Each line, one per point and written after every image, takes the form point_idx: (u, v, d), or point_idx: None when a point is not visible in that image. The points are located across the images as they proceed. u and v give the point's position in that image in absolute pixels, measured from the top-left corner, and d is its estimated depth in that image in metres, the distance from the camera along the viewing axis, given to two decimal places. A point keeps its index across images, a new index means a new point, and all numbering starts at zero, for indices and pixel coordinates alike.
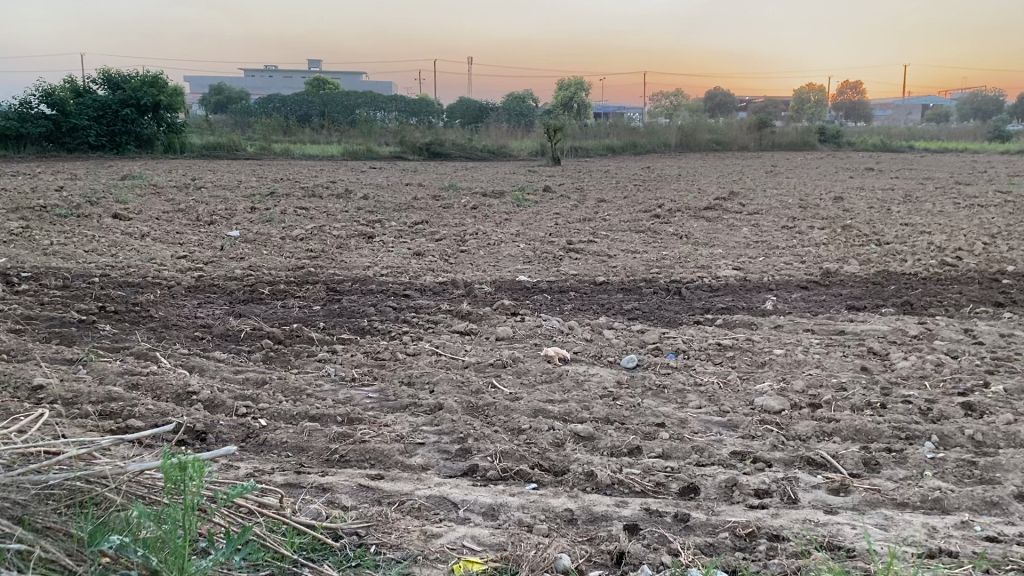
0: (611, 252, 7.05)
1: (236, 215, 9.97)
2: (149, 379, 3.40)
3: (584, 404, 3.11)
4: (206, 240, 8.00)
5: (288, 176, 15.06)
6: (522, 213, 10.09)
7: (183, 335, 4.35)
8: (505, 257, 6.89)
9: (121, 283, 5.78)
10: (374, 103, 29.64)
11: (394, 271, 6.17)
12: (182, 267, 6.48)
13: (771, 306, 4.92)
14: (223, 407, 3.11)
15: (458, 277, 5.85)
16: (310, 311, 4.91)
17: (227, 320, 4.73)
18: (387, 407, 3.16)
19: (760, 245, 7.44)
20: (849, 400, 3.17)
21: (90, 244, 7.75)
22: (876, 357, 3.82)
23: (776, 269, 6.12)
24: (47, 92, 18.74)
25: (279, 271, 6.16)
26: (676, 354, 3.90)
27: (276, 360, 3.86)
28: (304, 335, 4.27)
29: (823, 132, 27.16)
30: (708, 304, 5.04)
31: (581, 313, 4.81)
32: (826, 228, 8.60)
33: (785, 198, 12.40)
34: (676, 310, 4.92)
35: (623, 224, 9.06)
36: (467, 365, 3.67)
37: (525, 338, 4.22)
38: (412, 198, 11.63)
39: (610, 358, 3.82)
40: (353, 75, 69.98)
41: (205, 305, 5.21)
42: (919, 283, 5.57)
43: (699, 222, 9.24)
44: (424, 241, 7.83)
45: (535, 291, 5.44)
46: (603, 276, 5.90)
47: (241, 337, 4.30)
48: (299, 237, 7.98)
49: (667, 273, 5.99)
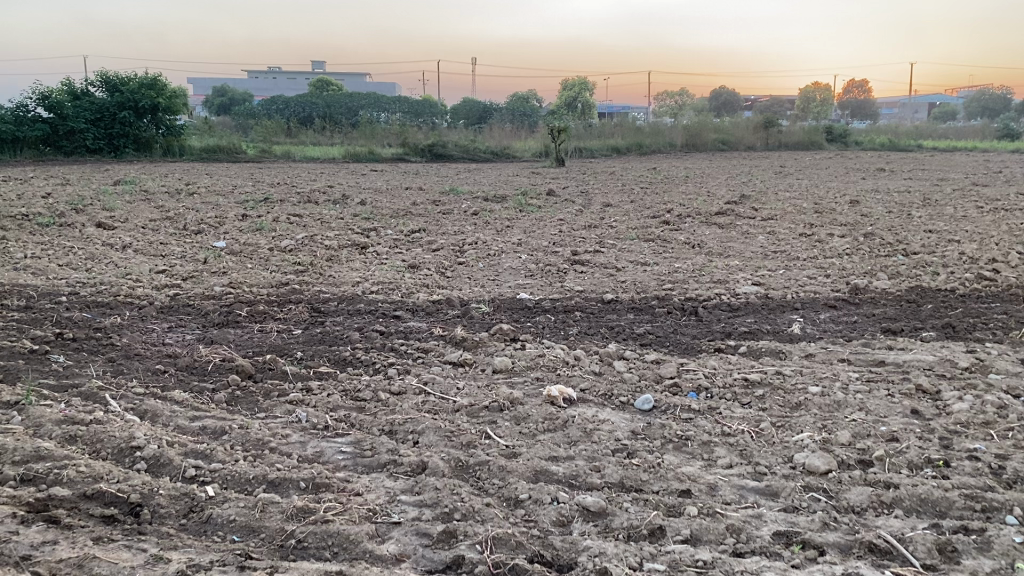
0: (619, 264, 6.58)
1: (225, 223, 9.52)
2: (88, 429, 2.93)
3: (594, 462, 2.64)
4: (190, 252, 7.55)
5: (284, 181, 14.60)
6: (526, 219, 9.62)
7: (142, 369, 3.88)
8: (505, 270, 6.42)
9: (87, 303, 5.32)
10: (376, 105, 29.22)
11: (385, 288, 5.70)
12: (158, 284, 6.02)
13: (799, 330, 4.44)
14: (168, 469, 2.65)
15: (454, 295, 5.38)
16: (289, 338, 4.44)
17: (197, 349, 4.27)
18: (361, 467, 2.69)
19: (778, 256, 6.97)
20: (906, 455, 2.69)
21: (64, 256, 7.30)
22: (928, 396, 3.34)
23: (798, 284, 5.65)
24: (42, 95, 18.30)
25: (261, 289, 5.70)
26: (698, 393, 3.42)
27: (241, 402, 3.39)
28: (277, 369, 3.79)
29: (831, 131, 26.72)
30: (729, 326, 4.56)
31: (587, 338, 4.34)
32: (847, 236, 8.13)
33: (799, 202, 11.94)
34: (693, 334, 4.44)
35: (631, 231, 8.60)
36: (458, 409, 3.20)
37: (526, 370, 3.75)
38: (410, 203, 11.16)
39: (623, 396, 3.35)
40: (356, 77, 69.65)
41: (175, 329, 4.75)
42: (958, 301, 5.09)
43: (711, 228, 8.77)
44: (421, 252, 7.37)
45: (538, 311, 4.97)
46: (612, 292, 5.43)
47: (208, 373, 3.84)
48: (288, 249, 7.52)
49: (681, 289, 5.52)
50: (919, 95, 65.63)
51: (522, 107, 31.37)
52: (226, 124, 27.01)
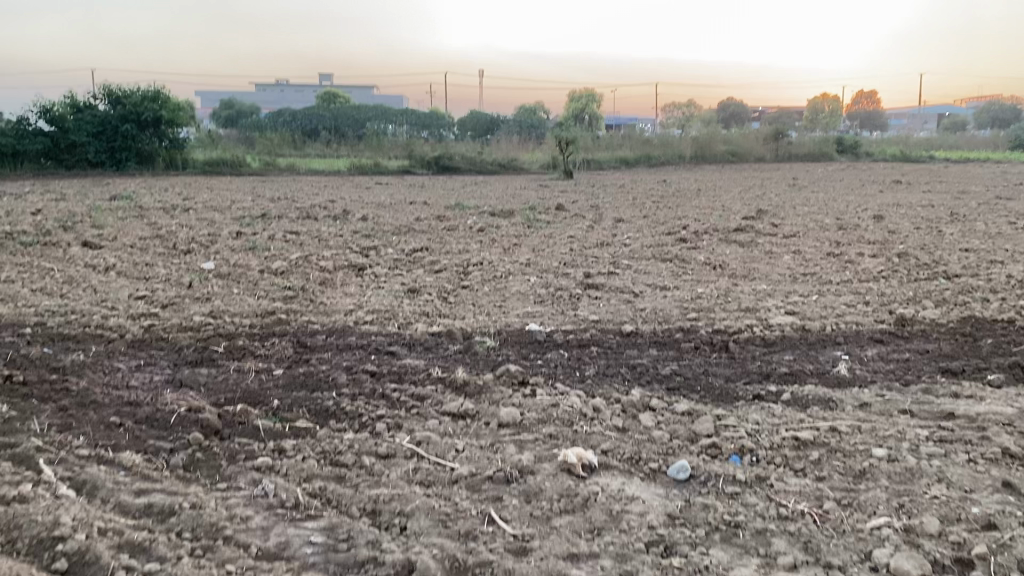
0: (636, 287, 6.07)
1: (218, 241, 9.04)
2: (5, 510, 2.42)
3: (624, 564, 2.13)
4: (176, 274, 7.07)
5: (285, 195, 14.11)
6: (533, 236, 9.11)
7: (94, 421, 3.37)
8: (512, 296, 5.90)
9: (50, 336, 4.82)
10: (383, 117, 28.82)
11: (380, 317, 5.18)
12: (135, 312, 5.52)
13: (847, 372, 3.91)
14: (94, 569, 2.15)
15: (456, 326, 4.86)
16: (267, 381, 3.92)
17: (161, 395, 3.76)
18: (336, 567, 2.19)
19: (808, 279, 6.44)
20: (1013, 552, 2.17)
21: (40, 279, 6.80)
22: (1017, 462, 2.80)
23: (836, 314, 5.11)
24: (44, 108, 17.94)
25: (244, 319, 5.19)
26: (741, 457, 2.89)
27: (202, 469, 2.88)
28: (248, 425, 3.28)
29: (842, 142, 26.22)
30: (765, 366, 4.03)
31: (606, 380, 3.81)
32: (879, 255, 7.61)
33: (819, 217, 11.43)
34: (726, 375, 3.91)
35: (646, 249, 8.10)
36: (456, 480, 2.68)
37: (536, 424, 3.23)
38: (413, 219, 10.67)
39: (652, 463, 2.83)
40: (364, 89, 69.48)
41: (143, 369, 4.23)
42: (1019, 335, 4.55)
43: (731, 246, 8.27)
44: (422, 274, 6.87)
45: (550, 346, 4.45)
46: (630, 322, 4.91)
47: (170, 427, 3.32)
48: (281, 272, 7.02)
49: (708, 318, 4.99)
50: (929, 106, 64.95)
51: (530, 119, 30.97)
52: (231, 137, 26.64)
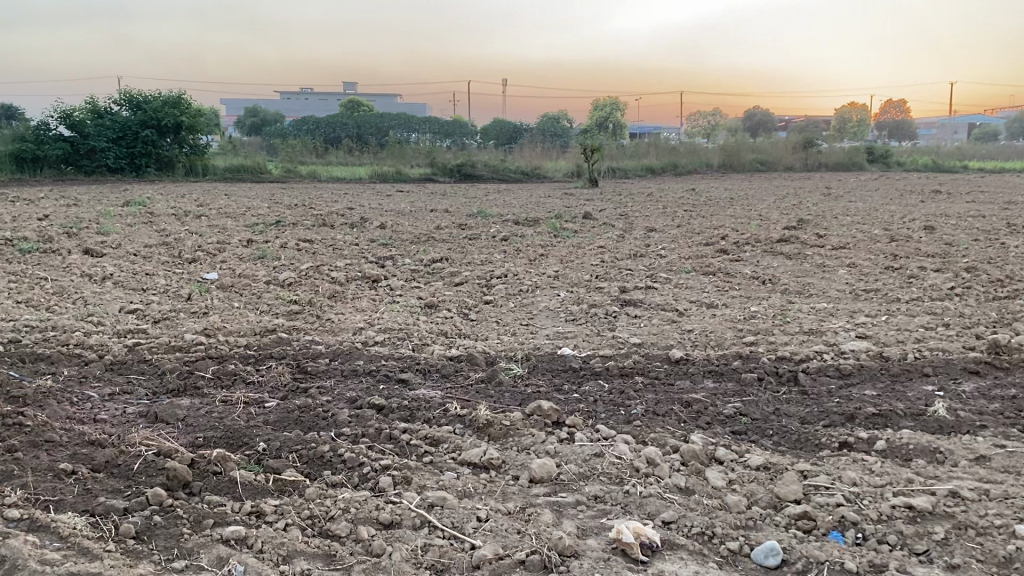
0: (680, 305, 5.43)
1: (226, 250, 8.51)
2: None
3: None
4: (176, 286, 6.53)
5: (303, 202, 13.63)
6: (562, 246, 8.48)
7: (42, 467, 2.78)
8: (539, 313, 5.28)
9: (20, 355, 4.24)
10: (407, 125, 28.36)
11: (393, 337, 4.58)
12: (122, 328, 4.96)
13: (950, 414, 3.25)
14: None
15: (478, 349, 4.24)
16: (256, 417, 3.33)
17: (130, 433, 3.17)
18: None
19: (871, 297, 5.76)
20: None
21: (31, 290, 6.29)
22: None
23: (916, 339, 4.43)
24: (64, 114, 17.64)
25: (240, 339, 4.60)
26: (844, 535, 2.26)
27: (161, 538, 2.29)
28: (224, 476, 2.68)
29: (872, 152, 25.39)
30: (847, 406, 3.39)
31: (658, 421, 3.18)
32: (944, 270, 6.91)
33: (865, 227, 10.72)
34: (802, 417, 3.27)
35: (685, 262, 7.45)
36: (479, 566, 2.08)
37: (578, 481, 2.61)
38: (433, 227, 10.10)
39: (730, 542, 2.21)
40: (387, 98, 69.35)
41: (116, 399, 3.64)
42: None
43: (777, 259, 7.58)
44: (441, 287, 6.27)
45: (587, 376, 3.82)
46: (679, 347, 4.26)
47: (131, 476, 2.73)
48: (288, 284, 6.45)
49: (768, 343, 4.34)
50: (959, 116, 63.53)
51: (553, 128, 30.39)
52: (253, 143, 26.32)
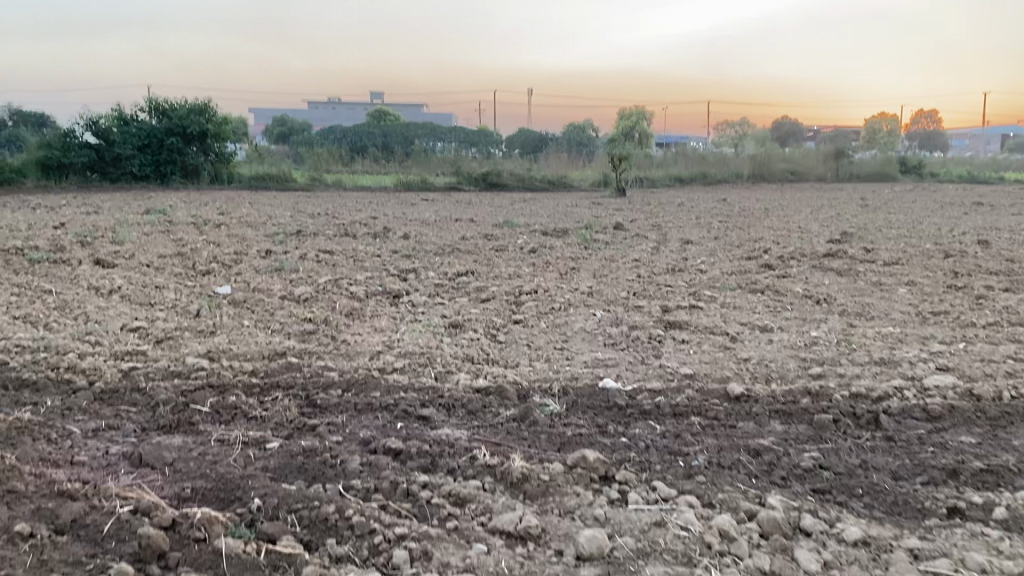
0: (730, 327, 4.92)
1: (244, 261, 8.11)
2: None
3: None
4: (186, 300, 6.12)
5: (326, 211, 13.26)
6: (593, 260, 8.00)
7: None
8: (574, 337, 4.79)
9: (3, 382, 3.83)
10: (433, 133, 28.02)
11: (414, 363, 4.11)
12: (120, 350, 4.53)
13: None
14: None
15: (509, 379, 3.76)
16: (253, 462, 2.87)
17: (108, 482, 2.73)
18: None
19: (940, 321, 5.21)
20: None
21: (32, 304, 5.91)
22: None
23: (1006, 373, 3.89)
24: (90, 121, 17.46)
25: (246, 363, 4.16)
26: None
27: None
28: (208, 544, 2.23)
29: (906, 163, 24.63)
30: (945, 458, 2.87)
31: (724, 476, 2.67)
32: (1011, 290, 6.34)
33: (912, 241, 10.13)
34: (896, 472, 2.75)
35: (728, 277, 6.94)
36: None
37: (636, 560, 2.13)
38: (459, 238, 9.67)
39: None
40: (414, 107, 69.29)
41: (99, 437, 3.20)
42: None
43: (827, 276, 7.05)
44: (466, 304, 5.81)
45: (634, 415, 3.33)
46: (737, 379, 3.75)
47: (99, 542, 2.29)
48: (304, 300, 6.01)
49: (839, 376, 3.81)
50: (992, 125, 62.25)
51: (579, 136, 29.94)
52: (280, 151, 26.13)
